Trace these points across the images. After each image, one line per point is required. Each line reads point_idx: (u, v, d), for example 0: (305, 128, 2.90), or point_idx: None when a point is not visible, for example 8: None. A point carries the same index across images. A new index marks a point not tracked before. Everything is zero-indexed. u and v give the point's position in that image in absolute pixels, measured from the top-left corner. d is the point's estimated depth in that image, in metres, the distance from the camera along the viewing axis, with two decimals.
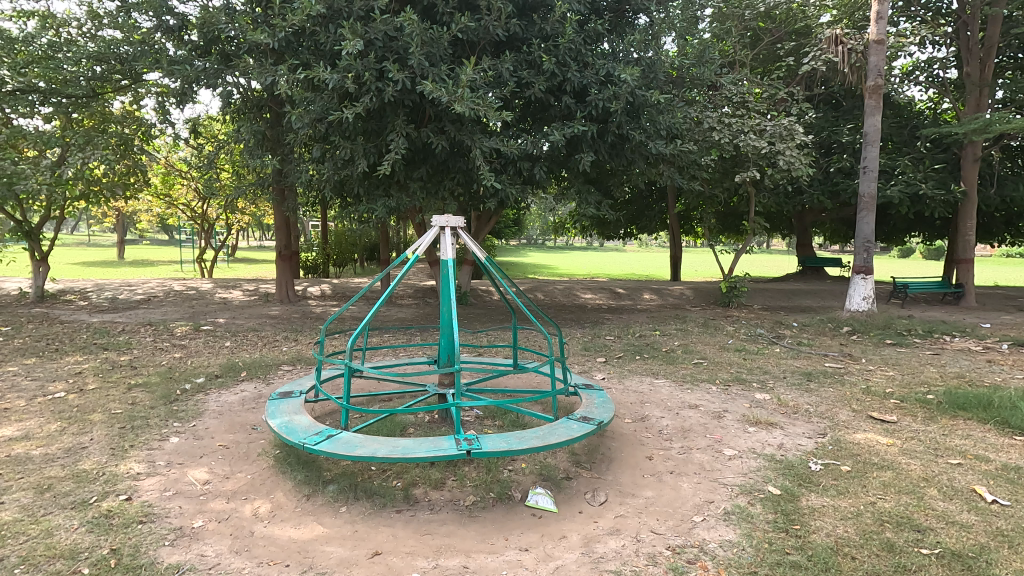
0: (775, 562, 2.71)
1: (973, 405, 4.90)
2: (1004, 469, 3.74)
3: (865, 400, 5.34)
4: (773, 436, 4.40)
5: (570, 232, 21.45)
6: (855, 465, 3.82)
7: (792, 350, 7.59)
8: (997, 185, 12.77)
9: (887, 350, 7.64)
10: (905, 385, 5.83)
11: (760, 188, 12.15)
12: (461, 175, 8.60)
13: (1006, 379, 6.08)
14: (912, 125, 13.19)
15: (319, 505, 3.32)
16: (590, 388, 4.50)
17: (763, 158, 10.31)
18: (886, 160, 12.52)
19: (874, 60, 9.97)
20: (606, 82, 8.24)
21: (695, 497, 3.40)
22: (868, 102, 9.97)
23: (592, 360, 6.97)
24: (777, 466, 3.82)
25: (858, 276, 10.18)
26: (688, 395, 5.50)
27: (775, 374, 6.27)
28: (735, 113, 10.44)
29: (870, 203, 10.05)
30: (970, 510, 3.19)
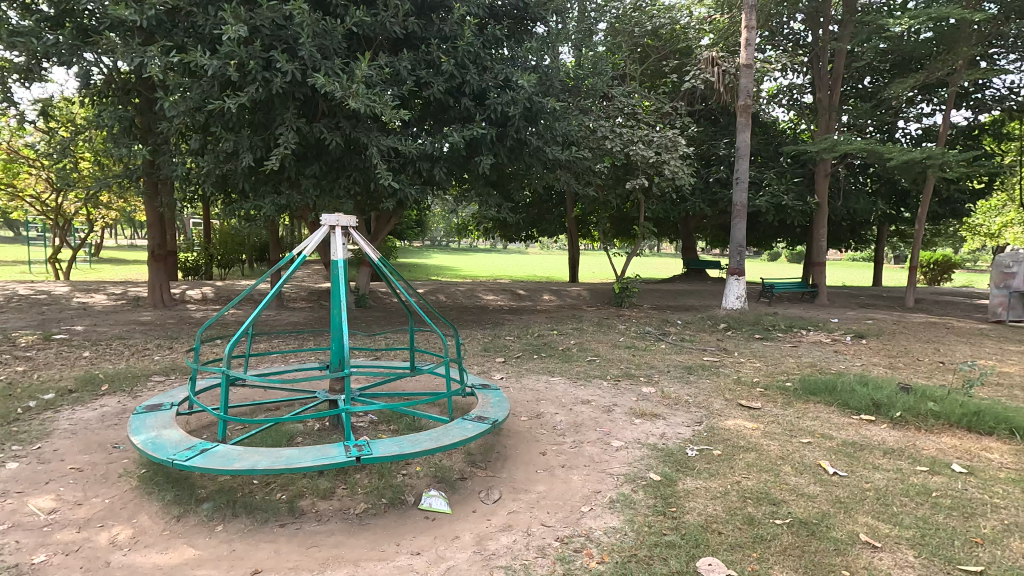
0: (653, 544, 2.91)
1: (822, 390, 5.57)
2: (843, 445, 4.30)
3: (735, 389, 5.90)
4: (656, 426, 4.72)
5: (473, 233, 21.53)
6: (724, 449, 4.20)
7: (675, 346, 8.18)
8: (844, 198, 14.68)
9: (756, 344, 8.47)
10: (769, 374, 6.51)
11: (649, 195, 12.98)
12: (358, 173, 8.33)
13: (848, 366, 6.99)
14: (776, 143, 14.77)
15: (190, 526, 3.06)
16: (487, 388, 4.56)
17: (651, 167, 10.97)
18: (755, 174, 14.00)
19: (744, 83, 10.97)
20: (505, 87, 8.42)
21: (584, 488, 3.56)
22: (740, 120, 11.00)
23: (491, 360, 7.06)
24: (658, 454, 4.10)
25: (732, 277, 11.19)
26: (582, 391, 5.74)
27: (661, 369, 6.72)
28: (627, 123, 11.06)
29: (742, 211, 11.10)
30: (816, 482, 3.63)
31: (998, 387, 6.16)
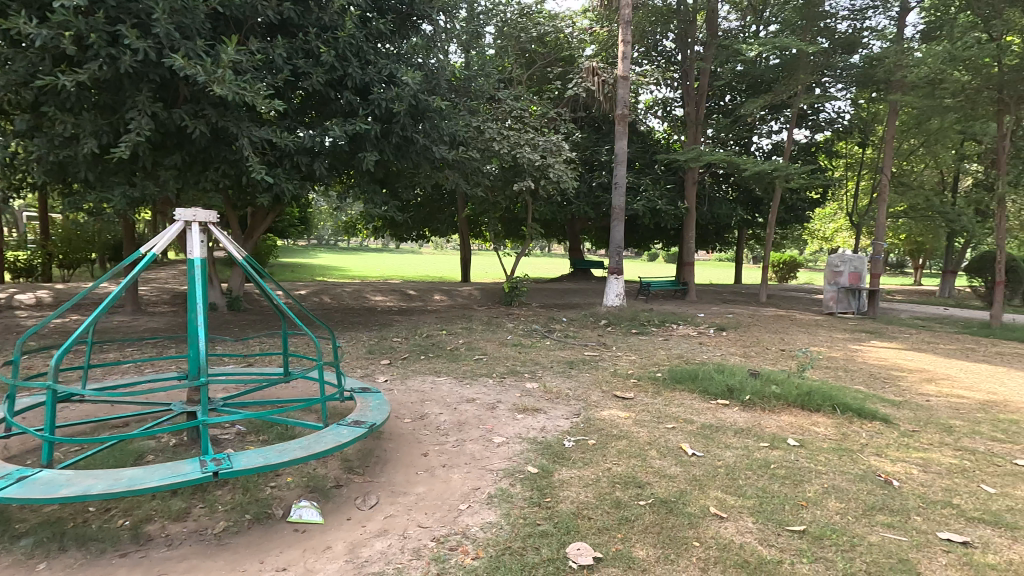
0: (527, 534, 2.99)
1: (686, 378, 6.10)
2: (701, 428, 4.73)
3: (612, 381, 6.27)
4: (537, 421, 4.87)
5: (362, 232, 20.80)
6: (598, 438, 4.44)
7: (559, 343, 8.51)
8: (709, 204, 16.33)
9: (632, 338, 9.07)
10: (642, 366, 7.00)
11: (537, 197, 13.37)
12: (227, 166, 7.69)
13: (709, 356, 7.71)
14: (651, 151, 15.91)
15: (3, 568, 2.64)
16: (367, 391, 4.42)
17: (537, 170, 11.28)
18: (633, 180, 14.97)
19: (621, 93, 11.69)
20: (389, 82, 8.24)
21: (463, 486, 3.58)
22: (617, 128, 11.68)
23: (376, 362, 6.87)
24: (537, 447, 4.23)
25: (612, 276, 11.89)
26: (467, 390, 5.78)
27: (544, 364, 6.96)
28: (514, 127, 11.30)
29: (621, 214, 11.83)
30: (676, 463, 3.96)
31: (825, 369, 7.15)
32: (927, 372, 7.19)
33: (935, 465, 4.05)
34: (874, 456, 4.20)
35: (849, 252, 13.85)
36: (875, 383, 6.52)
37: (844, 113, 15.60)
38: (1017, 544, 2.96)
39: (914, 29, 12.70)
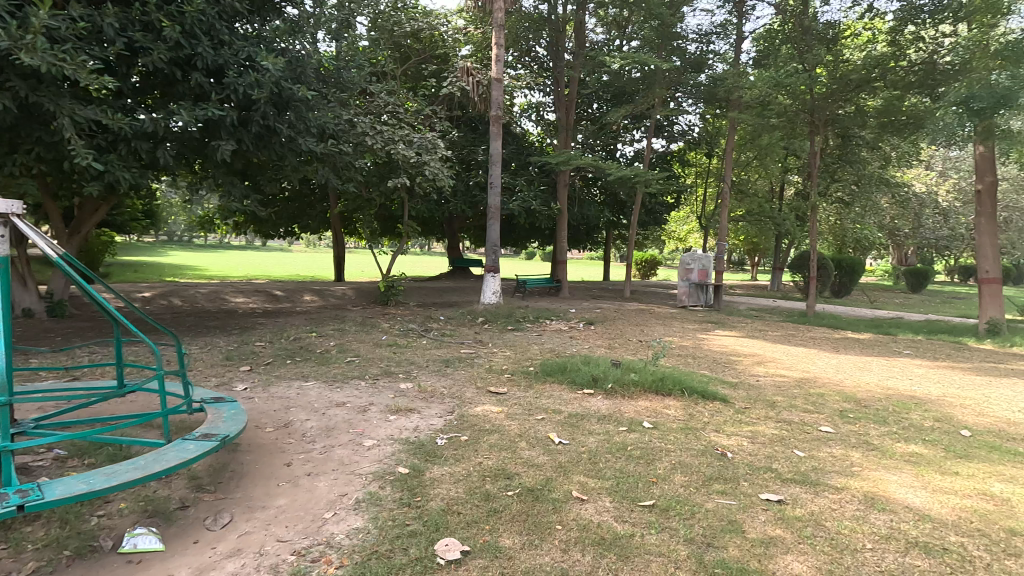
0: (395, 536, 2.95)
1: (556, 371, 6.40)
2: (568, 417, 4.99)
3: (486, 377, 6.39)
4: (410, 421, 4.80)
5: (221, 228, 19.00)
6: (471, 434, 4.49)
7: (436, 341, 8.48)
8: (580, 206, 17.31)
9: (508, 335, 9.31)
10: (516, 361, 7.22)
11: (413, 195, 13.20)
12: (43, 149, 6.60)
13: (578, 349, 8.16)
14: (526, 153, 16.46)
15: None
16: (220, 401, 4.06)
17: (412, 167, 11.10)
18: (509, 181, 15.36)
19: (496, 95, 11.92)
20: (247, 67, 7.62)
21: (329, 494, 3.43)
22: (492, 129, 11.89)
23: (234, 369, 6.32)
24: (409, 447, 4.18)
25: (489, 275, 12.11)
26: (337, 393, 5.54)
27: (419, 364, 6.89)
28: (388, 122, 11.03)
29: (496, 214, 12.08)
30: (544, 452, 4.13)
31: (677, 357, 7.92)
32: (757, 356, 8.26)
33: (760, 436, 4.67)
34: (713, 432, 4.74)
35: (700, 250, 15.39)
36: (716, 367, 7.36)
37: (693, 126, 17.34)
38: (817, 496, 3.52)
39: (748, 55, 14.38)
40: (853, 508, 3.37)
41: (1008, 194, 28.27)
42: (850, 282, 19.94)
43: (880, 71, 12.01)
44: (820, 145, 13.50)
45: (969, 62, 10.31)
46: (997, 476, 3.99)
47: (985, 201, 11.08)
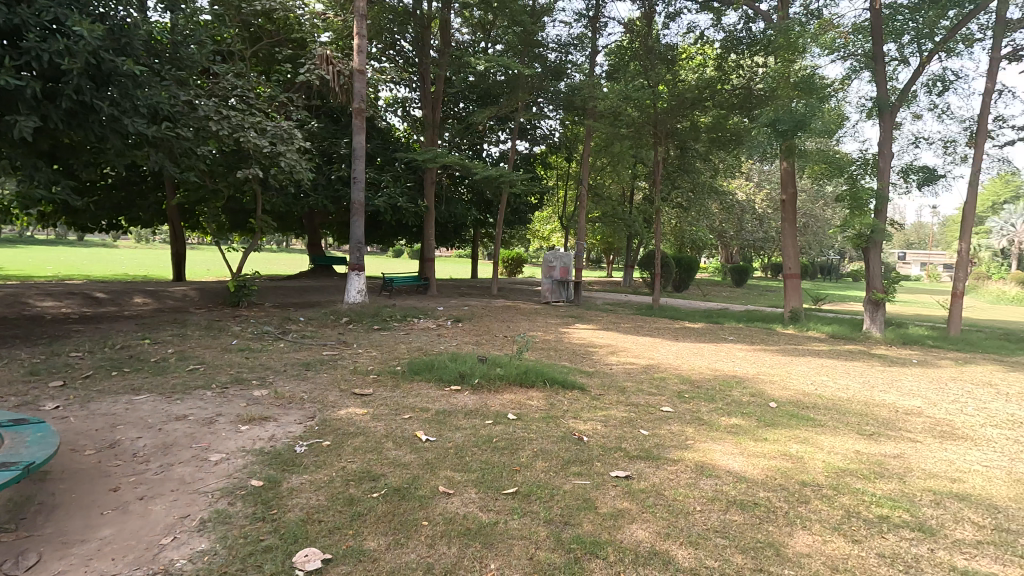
0: (247, 554, 2.74)
1: (424, 369, 6.38)
2: (436, 414, 5.00)
3: (350, 379, 6.16)
4: (265, 430, 4.47)
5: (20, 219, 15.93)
6: (333, 439, 4.32)
7: (295, 344, 7.97)
8: (447, 204, 17.48)
9: (374, 334, 9.06)
10: (382, 361, 7.05)
11: (267, 188, 12.30)
12: None
13: (446, 346, 8.21)
14: (391, 149, 16.15)
15: None
16: (22, 423, 3.45)
17: (266, 157, 10.29)
18: (374, 176, 14.97)
19: (358, 87, 11.55)
20: (55, 31, 6.52)
21: (168, 517, 3.08)
22: (354, 121, 11.55)
23: (40, 386, 5.36)
24: (263, 458, 3.90)
25: (353, 273, 11.69)
26: (177, 406, 4.97)
27: (276, 369, 6.43)
28: (237, 107, 10.12)
29: (360, 209, 11.72)
30: (411, 451, 4.11)
31: (540, 350, 8.32)
32: (610, 347, 8.98)
33: (612, 420, 5.10)
34: (572, 419, 5.06)
35: (562, 249, 16.26)
36: (576, 358, 7.87)
37: (554, 131, 18.26)
38: (659, 470, 3.94)
39: (602, 67, 15.48)
40: (687, 476, 3.83)
41: (804, 203, 33.82)
42: (688, 278, 22.46)
43: (710, 92, 13.67)
44: (663, 154, 15.03)
45: (776, 90, 12.10)
46: (795, 439, 4.78)
47: (788, 209, 12.90)
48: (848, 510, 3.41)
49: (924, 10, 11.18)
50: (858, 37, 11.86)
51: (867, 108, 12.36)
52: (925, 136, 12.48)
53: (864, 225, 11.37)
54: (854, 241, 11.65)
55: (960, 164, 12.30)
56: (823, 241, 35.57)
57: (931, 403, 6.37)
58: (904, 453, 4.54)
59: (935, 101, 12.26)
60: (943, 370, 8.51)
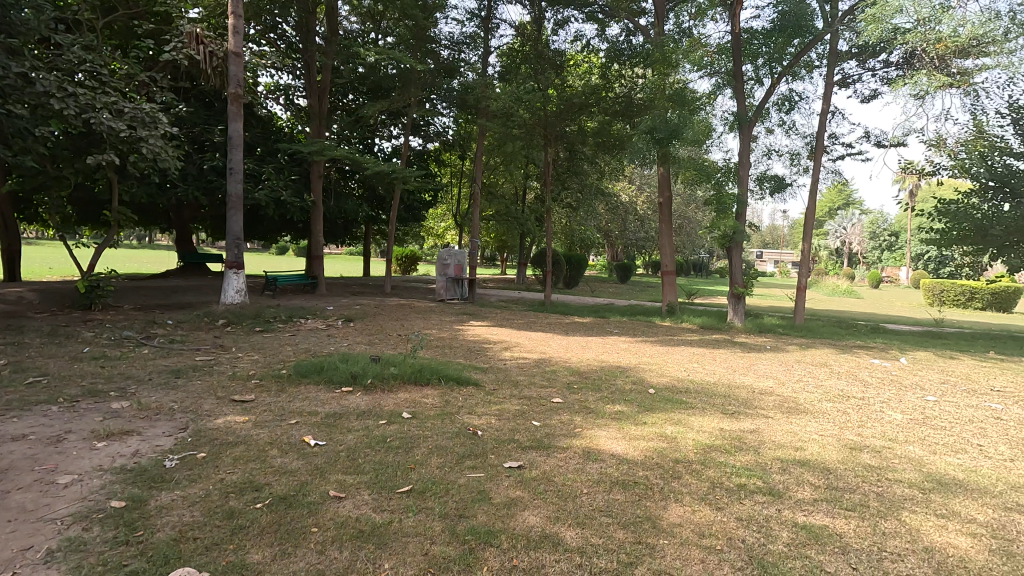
0: None
1: (312, 371, 6.09)
2: (325, 418, 4.81)
3: (228, 385, 5.72)
4: (127, 445, 4.03)
5: None
6: (209, 450, 4.00)
7: (162, 350, 7.22)
8: (336, 199, 16.83)
9: (255, 337, 8.47)
10: (265, 365, 6.63)
11: (125, 176, 11.03)
12: None
13: (336, 347, 7.90)
14: (273, 139, 15.23)
15: None
16: None
17: (124, 142, 9.16)
18: (254, 167, 14.00)
19: (234, 70, 10.75)
20: None
21: (5, 551, 2.68)
22: (231, 107, 10.71)
23: None
24: (126, 476, 3.52)
25: (230, 271, 10.83)
26: (13, 425, 4.31)
27: (139, 378, 5.79)
28: (86, 83, 8.93)
29: (238, 203, 10.93)
30: (299, 457, 3.93)
31: (435, 348, 8.29)
32: (504, 342, 9.18)
33: (505, 413, 5.24)
34: (467, 414, 5.13)
35: (457, 247, 16.26)
36: (470, 355, 7.95)
37: (448, 128, 18.20)
38: (549, 458, 4.12)
39: (494, 68, 15.70)
40: (575, 462, 4.06)
41: (679, 205, 36.80)
42: (577, 275, 23.52)
43: (595, 98, 14.40)
44: (552, 156, 15.61)
45: (654, 100, 13.04)
46: (670, 421, 5.24)
47: (664, 211, 13.92)
48: (714, 482, 3.81)
49: (774, 38, 12.66)
50: (722, 56, 13.23)
51: (730, 121, 13.75)
52: (776, 149, 14.14)
53: (728, 227, 12.61)
54: (720, 241, 12.84)
55: (803, 174, 14.10)
56: (694, 240, 38.96)
57: (781, 383, 7.28)
58: (759, 428, 5.16)
59: (784, 118, 13.93)
60: (790, 354, 9.74)
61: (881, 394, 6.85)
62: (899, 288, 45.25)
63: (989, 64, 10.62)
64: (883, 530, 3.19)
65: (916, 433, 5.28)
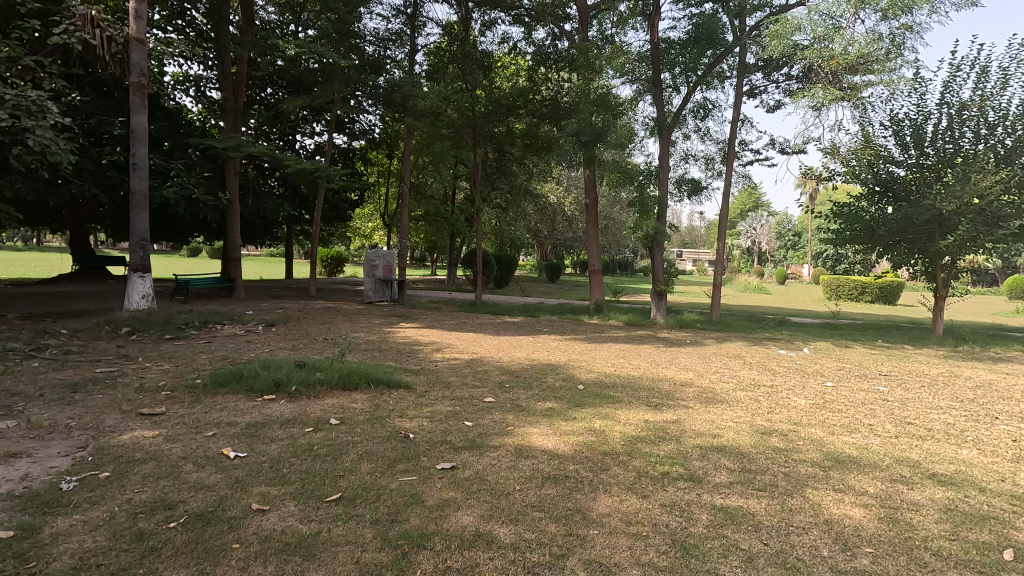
0: None
1: (230, 380, 5.77)
2: (246, 428, 4.57)
3: (135, 398, 5.29)
4: (15, 468, 3.64)
5: None
6: (114, 469, 3.69)
7: (55, 362, 6.57)
8: (254, 198, 15.99)
9: (165, 345, 7.89)
10: (178, 375, 6.20)
11: (7, 171, 9.92)
12: None
13: (257, 353, 7.50)
14: (182, 133, 14.25)
15: None
16: None
17: (4, 132, 8.22)
18: (160, 163, 13.04)
19: (136, 57, 9.97)
20: None
21: None
22: (133, 98, 9.93)
23: None
24: (14, 502, 3.17)
25: (135, 275, 10.02)
26: None
27: (27, 394, 5.24)
28: None
29: (143, 200, 10.14)
30: (217, 471, 3.71)
31: (363, 351, 8.09)
32: (435, 343, 9.12)
33: (438, 415, 5.20)
34: (398, 418, 5.04)
35: (385, 248, 15.90)
36: (400, 357, 7.82)
37: (374, 126, 17.78)
38: (482, 457, 4.14)
39: (421, 66, 15.50)
40: (507, 460, 4.10)
41: (604, 206, 38.03)
42: (507, 275, 23.73)
43: (523, 100, 14.57)
44: (481, 156, 15.63)
45: (579, 104, 13.37)
46: (599, 415, 5.42)
47: (590, 212, 14.29)
48: (639, 471, 3.99)
49: (689, 48, 13.36)
50: (642, 65, 13.98)
51: (650, 126, 14.36)
52: (692, 154, 14.93)
53: (650, 227, 13.16)
54: (643, 241, 13.31)
55: (717, 178, 14.98)
56: (619, 240, 40.35)
57: (700, 374, 7.71)
58: (681, 418, 5.45)
59: (699, 125, 14.73)
60: (708, 347, 10.33)
61: (787, 382, 7.43)
62: (801, 284, 49.14)
63: (873, 80, 11.74)
64: (790, 507, 3.47)
65: (817, 416, 5.77)
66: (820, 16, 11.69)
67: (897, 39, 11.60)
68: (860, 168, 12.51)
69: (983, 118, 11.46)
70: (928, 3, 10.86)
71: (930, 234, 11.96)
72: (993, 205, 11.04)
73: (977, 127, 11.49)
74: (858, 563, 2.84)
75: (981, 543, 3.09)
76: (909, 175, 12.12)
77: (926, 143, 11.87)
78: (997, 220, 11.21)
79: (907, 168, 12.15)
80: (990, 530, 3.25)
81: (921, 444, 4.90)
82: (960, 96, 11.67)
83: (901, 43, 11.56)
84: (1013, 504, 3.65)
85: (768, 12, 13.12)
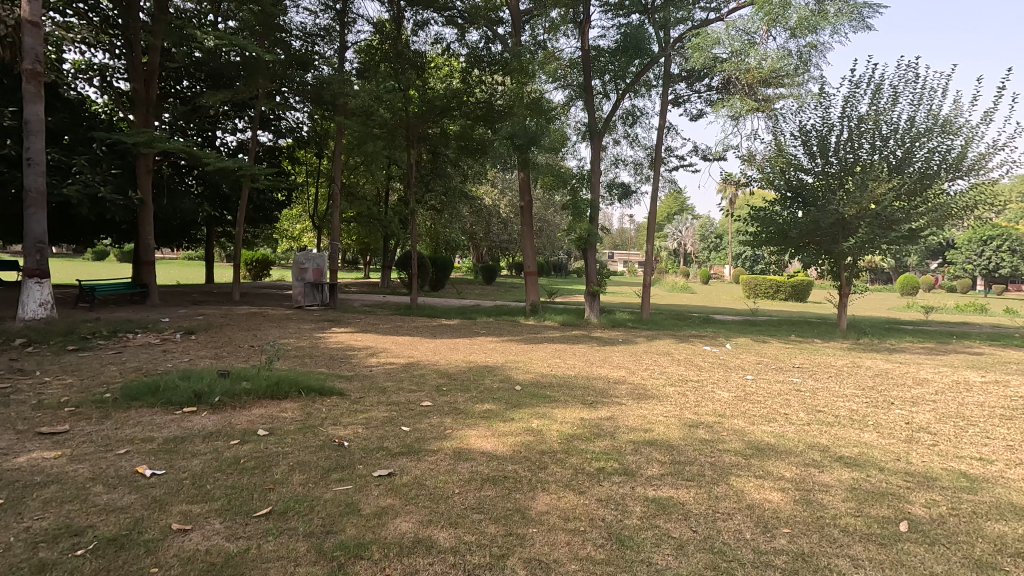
0: None
1: (144, 394, 5.35)
2: (164, 443, 4.27)
3: (32, 417, 4.79)
4: None
5: None
6: (9, 494, 3.34)
7: None
8: (169, 197, 15.00)
9: (68, 357, 7.22)
10: (83, 389, 5.68)
11: None
12: None
13: (175, 363, 7.01)
14: (85, 125, 13.13)
15: None
16: None
17: None
18: (59, 156, 11.94)
19: (29, 42, 9.05)
20: None
21: None
22: (27, 87, 9.05)
23: None
24: None
25: (32, 281, 9.11)
26: None
27: None
28: None
29: (39, 199, 9.24)
30: (131, 491, 3.44)
31: (293, 358, 7.78)
32: (369, 348, 8.90)
33: (373, 421, 5.08)
34: (331, 426, 4.88)
35: (315, 249, 15.27)
36: (333, 363, 7.58)
37: (302, 124, 17.16)
38: (420, 462, 4.09)
39: (351, 64, 15.11)
40: (446, 463, 4.07)
41: (539, 209, 38.68)
42: (443, 277, 23.55)
43: (456, 102, 14.48)
44: (416, 157, 15.42)
45: (513, 108, 13.49)
46: (536, 415, 5.49)
47: (525, 215, 14.37)
48: (576, 468, 4.08)
49: (619, 57, 13.87)
50: (574, 71, 14.34)
51: (582, 131, 14.75)
52: (622, 159, 15.40)
53: (583, 229, 13.48)
54: (577, 243, 13.65)
55: (645, 182, 15.57)
56: (554, 242, 41.17)
57: (632, 372, 8.00)
58: (614, 415, 5.63)
59: (628, 131, 15.26)
60: (639, 345, 10.74)
61: (712, 376, 7.85)
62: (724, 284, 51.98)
63: (785, 93, 12.64)
64: (716, 494, 3.67)
65: (739, 407, 6.13)
66: (737, 31, 12.40)
67: (805, 56, 12.52)
68: (774, 175, 13.46)
69: (878, 131, 12.60)
70: (830, 25, 11.81)
71: (835, 236, 12.98)
72: (886, 210, 12.20)
73: (873, 139, 12.61)
74: (777, 543, 3.04)
75: (881, 517, 3.40)
76: (817, 182, 13.12)
77: (831, 153, 12.90)
78: (890, 225, 12.36)
79: (815, 175, 13.15)
80: (889, 505, 3.59)
81: (829, 430, 5.33)
82: (858, 110, 12.76)
83: (808, 60, 12.49)
84: (907, 481, 4.04)
85: (692, 24, 13.81)
